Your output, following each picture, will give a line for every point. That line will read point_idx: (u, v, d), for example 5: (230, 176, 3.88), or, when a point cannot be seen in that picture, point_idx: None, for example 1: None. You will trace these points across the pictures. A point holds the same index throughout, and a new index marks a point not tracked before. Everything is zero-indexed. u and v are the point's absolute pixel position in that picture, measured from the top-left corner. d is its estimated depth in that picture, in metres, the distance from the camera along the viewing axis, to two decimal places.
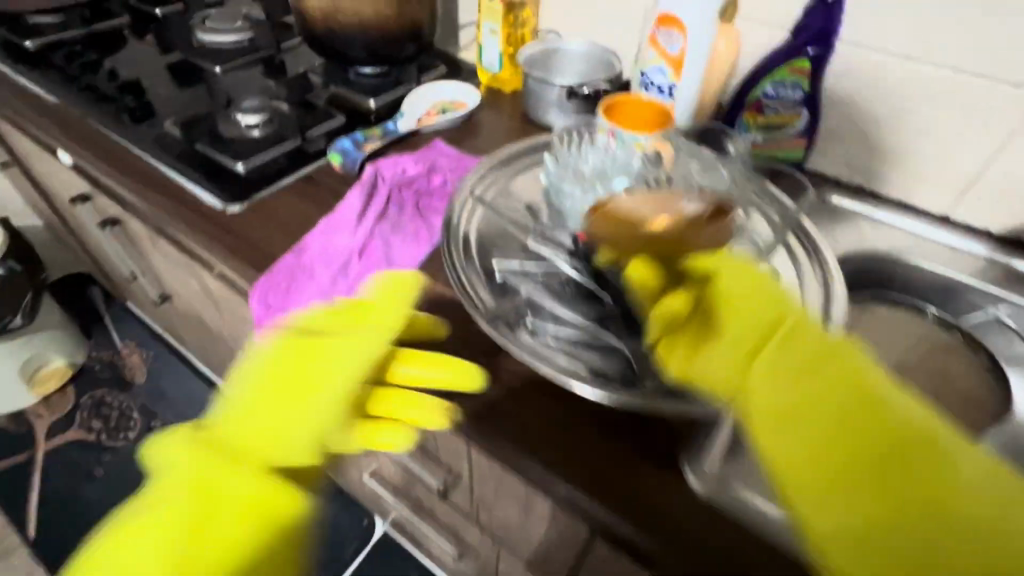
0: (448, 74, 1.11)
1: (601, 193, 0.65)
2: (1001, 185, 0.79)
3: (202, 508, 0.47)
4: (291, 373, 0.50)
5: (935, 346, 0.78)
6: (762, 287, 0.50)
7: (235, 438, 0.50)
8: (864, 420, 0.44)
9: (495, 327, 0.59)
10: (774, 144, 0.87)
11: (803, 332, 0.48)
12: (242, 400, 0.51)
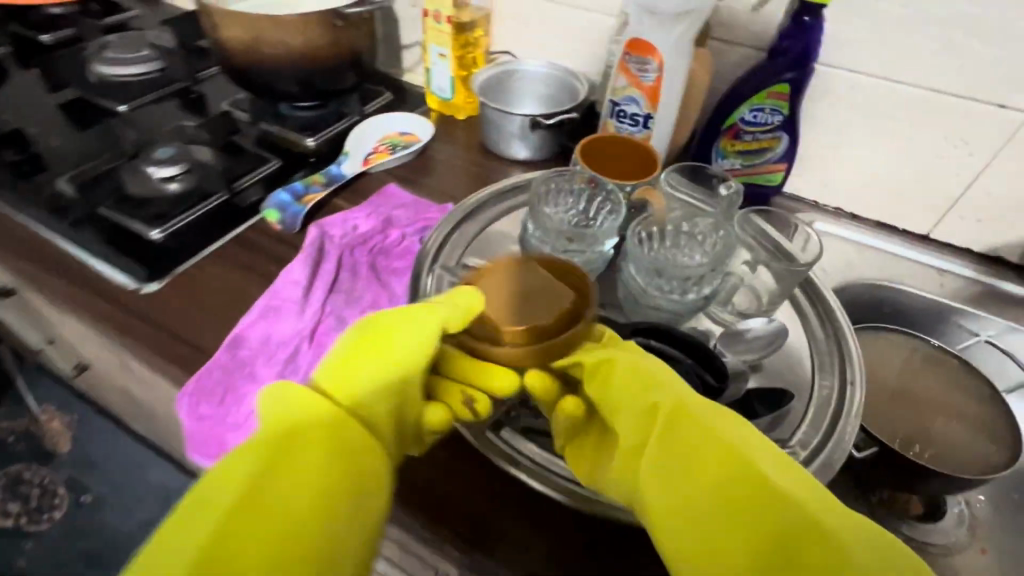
0: (394, 102, 1.00)
1: (589, 256, 0.56)
2: (982, 206, 0.76)
3: (277, 478, 0.36)
4: (393, 348, 0.42)
5: (932, 367, 0.74)
6: (644, 369, 0.44)
7: (322, 404, 0.39)
8: (739, 503, 0.37)
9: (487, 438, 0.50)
10: (752, 169, 0.83)
11: (688, 413, 0.41)
12: (331, 405, 0.40)
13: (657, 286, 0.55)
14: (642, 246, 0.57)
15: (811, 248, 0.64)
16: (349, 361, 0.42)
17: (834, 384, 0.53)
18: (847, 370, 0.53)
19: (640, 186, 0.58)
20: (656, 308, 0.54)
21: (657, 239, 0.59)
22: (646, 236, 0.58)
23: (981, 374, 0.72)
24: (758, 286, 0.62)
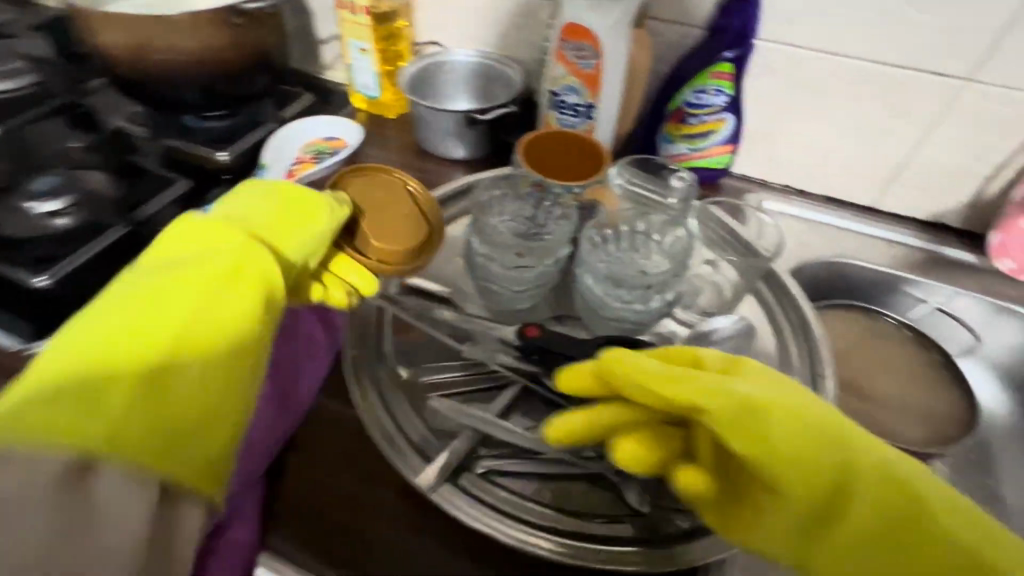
0: (317, 104, 0.92)
1: (543, 267, 0.52)
2: (924, 174, 0.77)
3: (176, 321, 0.37)
4: (298, 220, 0.45)
5: (887, 342, 0.75)
6: (798, 420, 0.35)
7: (226, 255, 0.41)
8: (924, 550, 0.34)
9: (449, 489, 0.43)
10: (700, 152, 0.80)
11: (848, 467, 0.35)
12: (205, 261, 0.41)
13: (618, 295, 0.51)
14: (600, 251, 0.53)
15: (769, 236, 0.63)
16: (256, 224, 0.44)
17: (806, 380, 0.51)
18: (817, 364, 0.52)
19: (591, 187, 0.54)
20: (617, 319, 0.51)
21: (614, 241, 0.56)
22: (602, 239, 0.55)
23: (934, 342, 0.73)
24: (720, 281, 0.60)
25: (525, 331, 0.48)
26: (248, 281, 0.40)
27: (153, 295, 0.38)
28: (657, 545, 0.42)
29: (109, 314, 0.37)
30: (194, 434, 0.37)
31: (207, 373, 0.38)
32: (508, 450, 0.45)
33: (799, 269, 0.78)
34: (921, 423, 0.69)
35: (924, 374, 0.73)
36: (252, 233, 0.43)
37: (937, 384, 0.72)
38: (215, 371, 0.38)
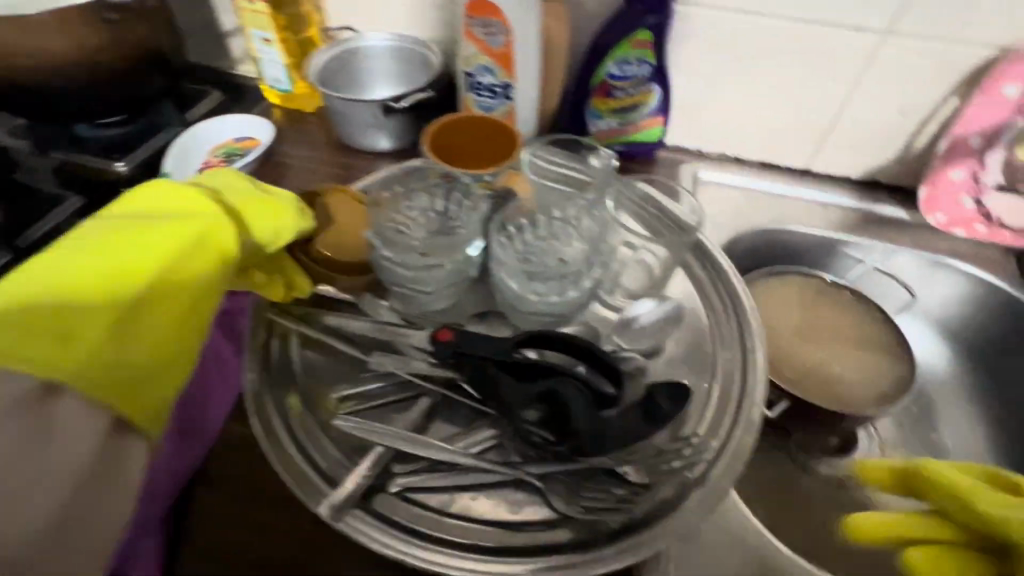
0: (227, 102, 0.86)
1: (455, 265, 0.49)
2: (853, 133, 0.76)
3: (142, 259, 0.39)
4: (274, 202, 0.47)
5: (829, 305, 0.74)
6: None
7: (201, 217, 0.42)
8: None
9: (359, 515, 0.40)
10: (630, 126, 0.77)
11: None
12: (169, 219, 0.41)
13: (536, 287, 0.49)
14: (514, 244, 0.50)
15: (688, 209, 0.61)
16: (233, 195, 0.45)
17: (736, 357, 0.50)
18: (747, 338, 0.50)
19: (502, 174, 0.52)
20: (537, 313, 0.49)
21: (532, 228, 0.52)
22: (518, 229, 0.52)
23: (870, 302, 0.73)
24: (650, 259, 0.57)
25: (437, 335, 0.45)
26: (218, 245, 0.42)
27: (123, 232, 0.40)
28: (580, 551, 0.40)
29: (82, 244, 0.39)
30: (152, 379, 0.38)
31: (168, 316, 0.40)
32: (425, 465, 0.43)
33: (734, 240, 0.78)
34: (862, 385, 0.69)
35: (866, 334, 0.72)
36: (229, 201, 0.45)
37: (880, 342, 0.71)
38: (175, 319, 0.40)
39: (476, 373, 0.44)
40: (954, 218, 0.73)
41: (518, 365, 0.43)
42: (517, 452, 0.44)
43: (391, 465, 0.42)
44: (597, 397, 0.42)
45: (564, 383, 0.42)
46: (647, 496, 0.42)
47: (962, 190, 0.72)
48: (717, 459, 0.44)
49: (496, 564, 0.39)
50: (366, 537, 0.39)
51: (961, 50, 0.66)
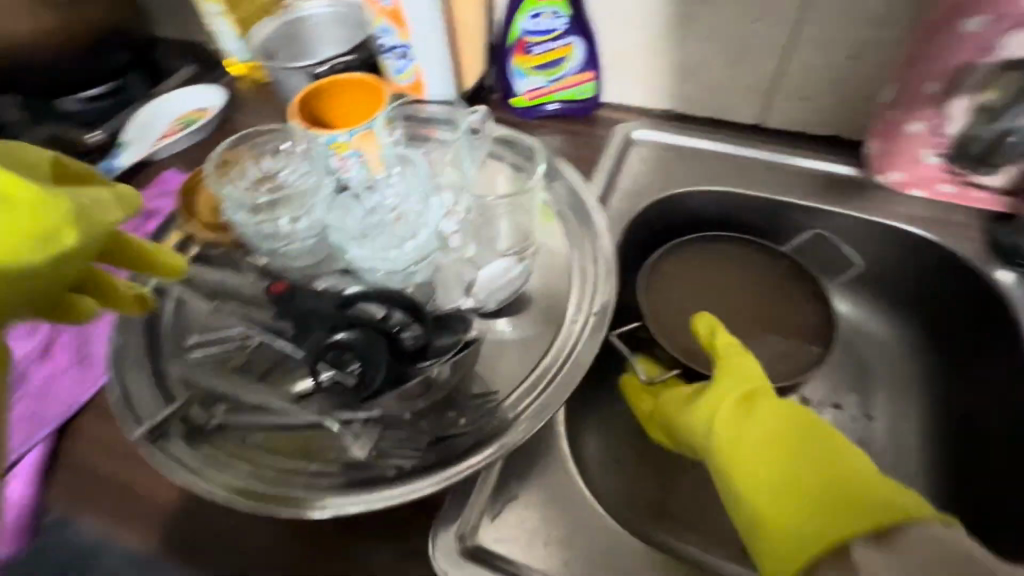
0: (198, 74, 0.92)
1: (303, 222, 0.50)
2: (802, 82, 0.68)
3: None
4: (6, 225, 0.25)
5: (758, 276, 0.68)
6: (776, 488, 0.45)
7: None
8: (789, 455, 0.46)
9: (175, 451, 0.44)
10: (558, 83, 0.75)
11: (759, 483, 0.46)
12: None
13: (367, 248, 0.48)
14: (365, 205, 0.51)
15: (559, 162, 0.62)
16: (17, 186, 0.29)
17: (579, 327, 0.50)
18: (594, 293, 0.52)
19: (355, 131, 0.47)
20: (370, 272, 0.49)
21: (386, 185, 0.51)
22: (371, 188, 0.51)
23: (807, 273, 0.66)
24: (525, 218, 0.54)
25: (271, 289, 0.47)
26: None
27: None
28: (363, 494, 0.42)
29: None
30: None
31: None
32: (244, 405, 0.46)
33: (674, 196, 0.70)
34: (783, 365, 0.63)
35: (790, 306, 0.66)
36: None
37: (804, 316, 0.65)
38: None
39: (298, 325, 0.45)
40: (915, 176, 0.64)
41: (338, 318, 0.45)
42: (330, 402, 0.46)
43: (213, 402, 0.46)
44: (398, 352, 0.44)
45: (368, 336, 0.43)
46: (447, 446, 0.44)
47: (925, 146, 0.61)
48: (522, 417, 0.45)
49: (292, 506, 0.41)
50: (175, 474, 0.43)
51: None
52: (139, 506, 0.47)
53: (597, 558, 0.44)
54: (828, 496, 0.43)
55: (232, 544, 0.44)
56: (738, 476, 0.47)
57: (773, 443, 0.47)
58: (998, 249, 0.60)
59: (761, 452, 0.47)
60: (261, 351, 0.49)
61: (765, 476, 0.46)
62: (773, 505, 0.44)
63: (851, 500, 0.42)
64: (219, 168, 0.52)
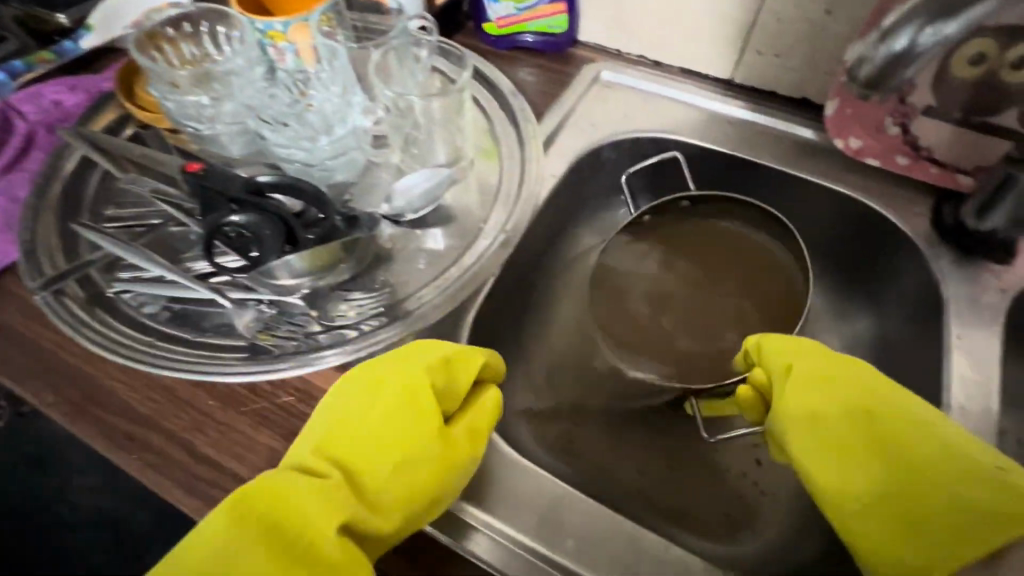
0: None
1: (226, 103, 0.50)
2: (776, 33, 0.64)
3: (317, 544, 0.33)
4: (435, 467, 0.38)
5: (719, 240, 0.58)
6: (901, 502, 0.36)
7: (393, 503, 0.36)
8: (903, 451, 0.38)
9: (72, 309, 0.47)
10: (530, 13, 0.72)
11: (883, 494, 0.37)
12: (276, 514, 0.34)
13: (282, 136, 0.49)
14: (290, 95, 0.51)
15: (508, 86, 0.62)
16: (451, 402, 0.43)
17: (488, 244, 0.51)
18: (510, 220, 0.52)
19: (291, 22, 0.48)
20: (287, 161, 0.49)
21: (318, 76, 0.51)
22: (301, 80, 0.51)
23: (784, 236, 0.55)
24: (458, 137, 0.55)
25: (187, 167, 0.46)
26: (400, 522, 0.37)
27: (311, 508, 0.34)
28: (236, 369, 0.45)
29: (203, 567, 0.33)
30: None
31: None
32: (145, 277, 0.48)
33: (634, 140, 0.68)
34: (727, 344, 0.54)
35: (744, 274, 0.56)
36: (428, 446, 0.38)
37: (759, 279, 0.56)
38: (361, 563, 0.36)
39: (207, 202, 0.46)
40: (871, 146, 0.62)
41: (249, 200, 0.44)
42: (229, 279, 0.47)
43: (117, 270, 0.49)
44: (296, 240, 0.45)
45: (263, 219, 0.44)
46: (333, 337, 0.46)
47: (886, 112, 0.60)
48: (422, 310, 0.47)
49: (174, 369, 0.45)
50: (67, 327, 0.46)
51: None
52: (20, 358, 0.46)
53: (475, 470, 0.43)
54: (930, 491, 0.36)
55: (122, 407, 0.44)
56: (824, 480, 0.39)
57: (856, 426, 0.40)
58: (946, 230, 0.58)
59: (862, 446, 0.39)
60: (163, 230, 0.50)
61: (856, 476, 0.38)
62: (870, 514, 0.37)
63: (978, 500, 0.35)
64: (145, 37, 0.52)
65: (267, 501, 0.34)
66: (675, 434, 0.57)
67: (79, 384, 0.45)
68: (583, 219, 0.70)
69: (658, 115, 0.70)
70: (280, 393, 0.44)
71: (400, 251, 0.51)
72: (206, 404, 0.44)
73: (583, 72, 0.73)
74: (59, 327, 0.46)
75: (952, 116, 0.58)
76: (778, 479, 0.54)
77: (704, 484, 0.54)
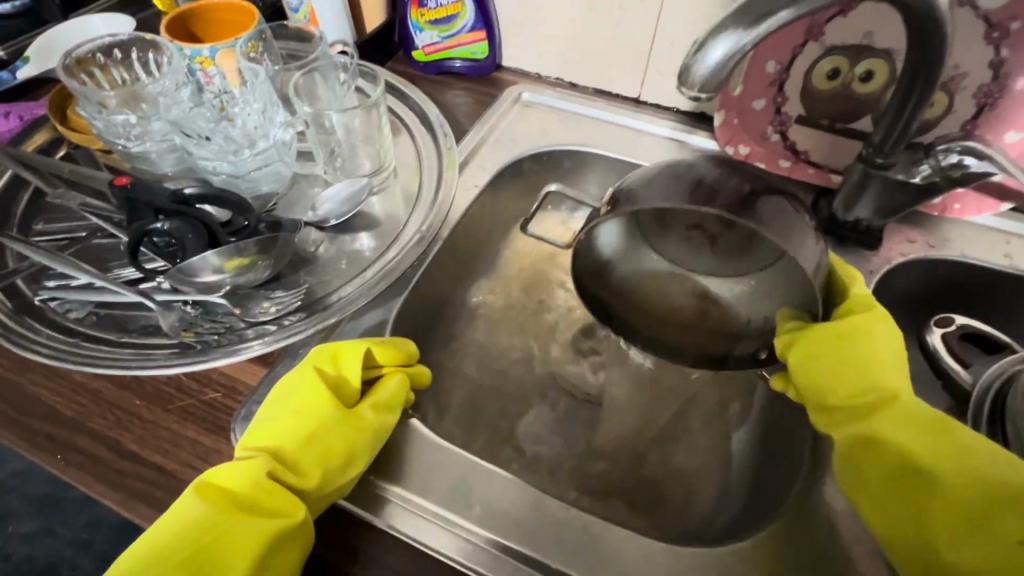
0: (118, 5, 0.93)
1: (154, 122, 0.54)
2: (669, 54, 0.71)
3: (250, 495, 0.37)
4: (347, 436, 0.41)
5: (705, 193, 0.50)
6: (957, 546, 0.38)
7: (315, 475, 0.39)
8: (969, 496, 0.39)
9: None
10: (452, 41, 0.79)
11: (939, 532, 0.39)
12: (214, 492, 0.37)
13: (206, 149, 0.53)
14: (213, 112, 0.55)
15: (429, 105, 0.67)
16: (364, 381, 0.47)
17: (408, 244, 0.55)
18: (429, 222, 0.57)
19: (218, 48, 0.52)
20: (212, 171, 0.53)
21: (241, 95, 0.55)
22: (225, 99, 0.55)
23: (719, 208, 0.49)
24: (380, 150, 0.60)
25: (115, 181, 0.49)
26: (331, 490, 0.40)
27: (242, 471, 0.38)
28: (162, 366, 0.47)
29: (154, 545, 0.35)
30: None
31: (240, 540, 0.35)
32: (73, 285, 0.51)
33: (552, 153, 0.73)
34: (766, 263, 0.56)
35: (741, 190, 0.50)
36: (334, 410, 0.42)
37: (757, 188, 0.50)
38: (300, 544, 0.37)
39: (132, 210, 0.49)
40: (758, 151, 0.70)
41: (173, 210, 0.48)
42: (156, 284, 0.50)
43: (43, 280, 0.52)
44: (218, 243, 0.48)
45: (185, 224, 0.47)
46: (256, 333, 0.49)
47: (767, 122, 0.69)
48: (346, 303, 0.51)
49: (101, 370, 0.47)
50: None
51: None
52: None
53: (398, 452, 0.46)
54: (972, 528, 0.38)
55: (47, 412, 0.46)
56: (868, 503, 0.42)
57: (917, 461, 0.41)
58: (824, 223, 0.65)
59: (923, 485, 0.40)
60: (93, 241, 0.52)
61: (905, 504, 0.40)
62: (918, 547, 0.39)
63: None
64: (75, 63, 0.55)
65: (216, 479, 0.38)
66: (596, 419, 0.61)
67: (5, 392, 0.46)
68: (509, 227, 0.75)
69: (576, 130, 0.76)
70: (206, 387, 0.47)
71: (326, 253, 0.55)
72: (132, 404, 0.46)
73: (506, 94, 0.79)
74: None
75: (820, 123, 0.66)
76: (688, 454, 0.58)
77: (621, 463, 0.58)
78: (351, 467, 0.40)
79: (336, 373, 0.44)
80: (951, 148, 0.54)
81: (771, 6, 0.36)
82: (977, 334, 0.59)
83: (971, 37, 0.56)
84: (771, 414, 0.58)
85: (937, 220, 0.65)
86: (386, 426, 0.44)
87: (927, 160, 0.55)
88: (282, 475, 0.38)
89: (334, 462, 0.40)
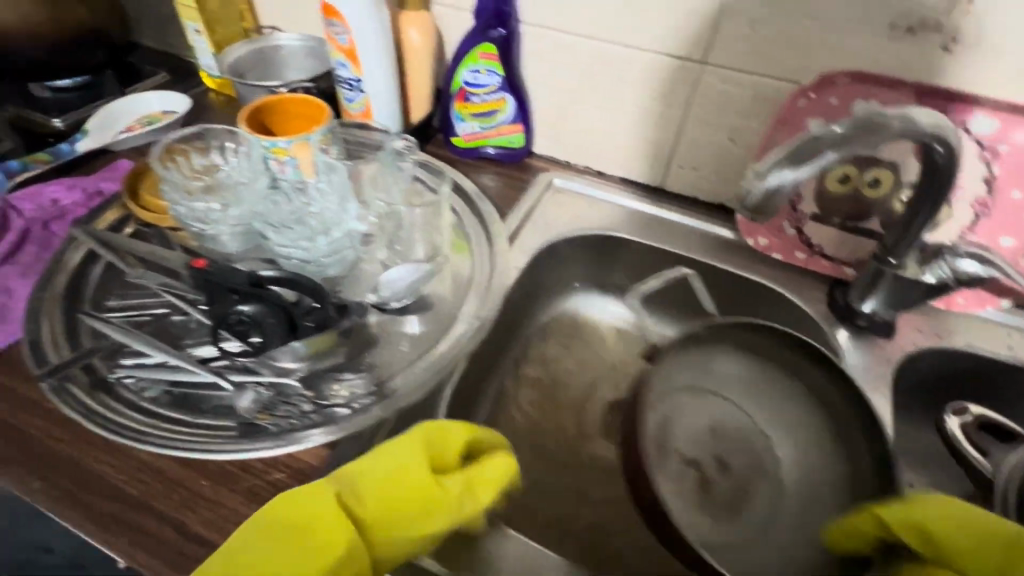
0: (169, 82, 0.99)
1: (233, 209, 0.58)
2: (692, 153, 0.78)
3: (317, 519, 0.39)
4: (422, 491, 0.42)
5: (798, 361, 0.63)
6: None
7: (374, 515, 0.40)
8: None
9: (70, 396, 0.50)
10: (492, 131, 0.85)
11: None
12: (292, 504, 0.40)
13: (284, 237, 0.57)
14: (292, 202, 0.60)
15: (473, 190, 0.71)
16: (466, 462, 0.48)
17: (463, 328, 0.58)
18: (482, 305, 0.60)
19: (294, 140, 0.57)
20: (286, 256, 0.56)
21: (315, 186, 0.59)
22: (299, 188, 0.59)
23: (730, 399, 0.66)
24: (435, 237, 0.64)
25: (192, 263, 0.51)
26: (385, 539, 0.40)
27: (320, 491, 0.41)
28: (243, 448, 0.48)
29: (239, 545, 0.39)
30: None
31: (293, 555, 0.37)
32: (148, 363, 0.52)
33: (582, 236, 0.78)
34: (800, 480, 0.61)
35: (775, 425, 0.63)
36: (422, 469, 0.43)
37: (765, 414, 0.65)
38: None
39: (212, 292, 0.52)
40: (775, 243, 0.76)
41: (251, 293, 0.50)
42: (228, 363, 0.52)
43: (120, 358, 0.53)
44: (295, 326, 0.51)
45: (266, 309, 0.50)
46: (321, 417, 0.50)
47: (784, 218, 0.75)
48: (409, 385, 0.53)
49: (173, 451, 0.48)
50: (65, 411, 0.49)
51: (777, 85, 0.68)
52: (19, 447, 0.47)
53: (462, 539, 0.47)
54: None
55: (112, 490, 0.46)
56: None
57: None
58: (840, 311, 0.70)
59: None
60: (165, 321, 0.55)
61: None
62: None
63: None
64: (165, 151, 0.61)
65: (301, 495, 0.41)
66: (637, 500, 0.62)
67: (70, 471, 0.47)
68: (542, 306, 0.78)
69: (604, 217, 0.81)
70: (273, 469, 0.47)
71: (384, 335, 0.58)
72: (198, 484, 0.46)
73: (539, 179, 0.85)
74: (57, 410, 0.49)
75: (834, 221, 0.72)
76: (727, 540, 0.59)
77: None
78: (411, 523, 0.41)
79: (435, 439, 0.46)
80: (956, 252, 0.59)
81: (818, 150, 0.42)
82: (992, 424, 0.63)
83: (968, 158, 0.63)
84: (808, 504, 0.60)
85: (944, 313, 0.70)
86: (463, 504, 0.44)
87: (933, 262, 0.61)
88: (348, 505, 0.40)
89: (399, 510, 0.41)
